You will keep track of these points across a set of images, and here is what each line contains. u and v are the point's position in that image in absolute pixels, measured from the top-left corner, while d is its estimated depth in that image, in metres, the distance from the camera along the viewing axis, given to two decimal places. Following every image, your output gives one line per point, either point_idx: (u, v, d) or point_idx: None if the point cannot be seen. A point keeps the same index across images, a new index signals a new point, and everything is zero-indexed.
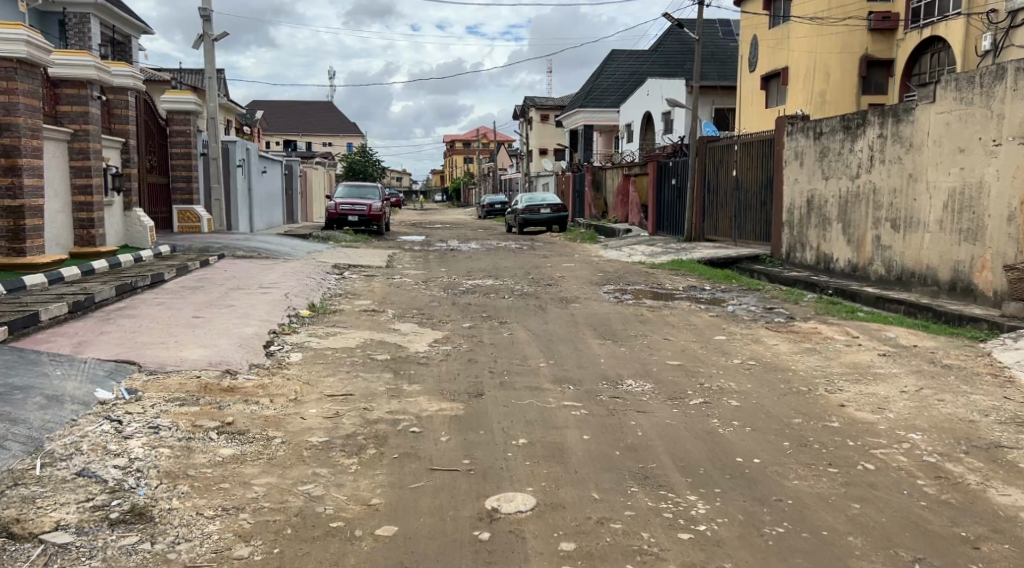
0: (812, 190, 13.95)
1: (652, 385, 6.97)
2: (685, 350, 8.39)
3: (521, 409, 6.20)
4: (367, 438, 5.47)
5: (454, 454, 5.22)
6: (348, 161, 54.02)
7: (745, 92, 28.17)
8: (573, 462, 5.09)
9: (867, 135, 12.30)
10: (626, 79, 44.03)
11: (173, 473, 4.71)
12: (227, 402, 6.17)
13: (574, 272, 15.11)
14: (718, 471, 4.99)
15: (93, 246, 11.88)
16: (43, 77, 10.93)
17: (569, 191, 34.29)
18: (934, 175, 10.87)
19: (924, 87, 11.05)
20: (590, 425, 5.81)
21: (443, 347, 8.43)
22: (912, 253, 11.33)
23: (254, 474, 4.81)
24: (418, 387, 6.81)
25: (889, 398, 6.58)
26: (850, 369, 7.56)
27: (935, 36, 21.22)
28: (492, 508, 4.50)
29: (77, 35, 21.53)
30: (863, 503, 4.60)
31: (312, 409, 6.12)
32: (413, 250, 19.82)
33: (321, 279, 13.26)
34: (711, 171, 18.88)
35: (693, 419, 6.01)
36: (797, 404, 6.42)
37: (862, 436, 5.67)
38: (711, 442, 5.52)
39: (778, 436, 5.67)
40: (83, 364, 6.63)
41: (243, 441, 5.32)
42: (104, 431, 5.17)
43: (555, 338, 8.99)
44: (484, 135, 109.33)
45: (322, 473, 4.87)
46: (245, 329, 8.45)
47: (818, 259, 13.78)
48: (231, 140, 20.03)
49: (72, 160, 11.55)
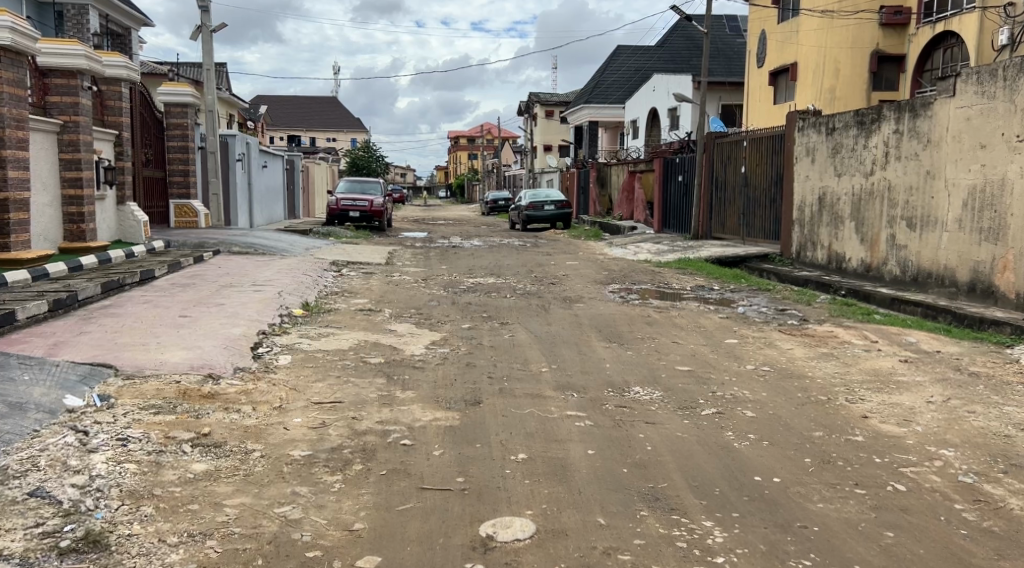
0: (824, 187, 13.50)
1: (661, 393, 6.55)
2: (695, 355, 7.94)
3: (521, 419, 5.78)
4: (353, 452, 5.05)
5: (447, 471, 4.79)
6: (352, 155, 53.61)
7: (753, 88, 27.65)
8: (576, 482, 4.66)
9: (882, 130, 11.85)
10: (631, 76, 43.63)
11: (137, 493, 4.29)
12: (206, 410, 5.77)
13: (577, 271, 14.67)
14: (736, 493, 4.56)
15: (83, 241, 11.45)
16: (32, 66, 10.49)
17: (574, 188, 33.83)
18: (953, 172, 10.42)
19: (943, 80, 10.61)
20: (596, 439, 5.38)
21: (440, 350, 8.02)
22: (929, 253, 10.89)
23: (227, 493, 4.39)
24: (411, 394, 6.39)
25: (915, 410, 6.14)
26: (870, 377, 7.12)
27: (948, 31, 20.80)
28: (487, 536, 4.07)
29: (76, 27, 21.11)
30: (897, 531, 4.17)
31: (297, 418, 5.70)
32: (415, 248, 19.13)
33: (318, 277, 12.86)
34: (719, 168, 18.46)
35: (706, 432, 5.58)
36: (818, 416, 5.99)
37: (889, 452, 5.24)
38: (728, 459, 5.09)
39: (798, 451, 5.24)
40: (55, 367, 6.23)
41: (217, 455, 4.90)
42: (68, 443, 4.75)
43: (558, 339, 8.60)
44: (489, 130, 108.96)
45: (302, 493, 4.45)
46: (233, 329, 8.06)
47: (830, 260, 13.32)
48: (231, 134, 19.64)
49: (62, 153, 11.15)
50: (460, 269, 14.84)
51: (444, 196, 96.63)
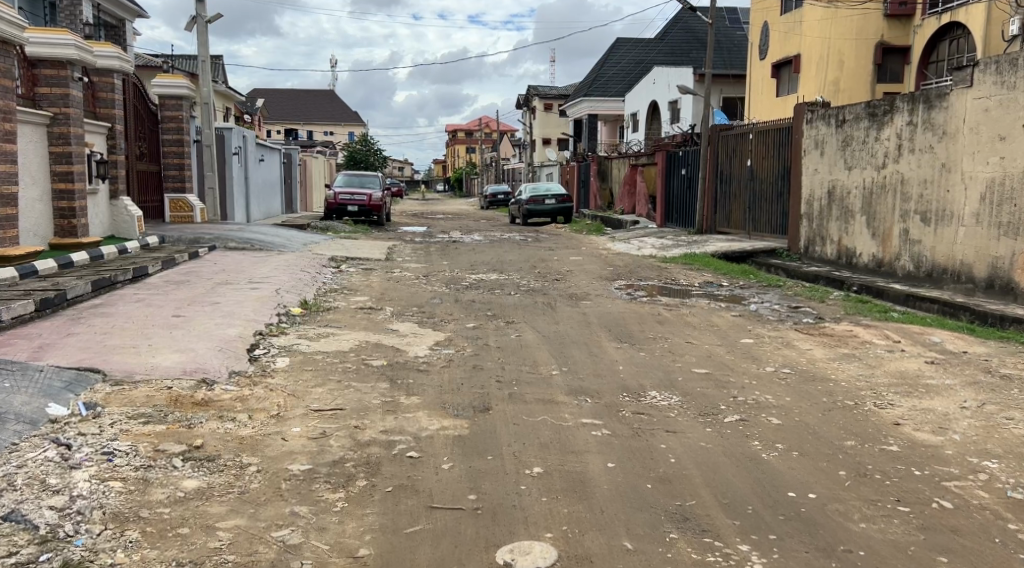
0: (833, 180, 13.14)
1: (679, 398, 6.20)
2: (711, 356, 7.59)
3: (533, 428, 5.43)
4: (357, 466, 4.71)
5: (458, 488, 4.46)
6: (350, 150, 53.11)
7: (756, 80, 27.23)
8: (598, 499, 4.34)
9: (895, 122, 11.50)
10: (631, 69, 43.30)
11: (121, 515, 3.97)
12: (199, 419, 5.42)
13: (581, 267, 14.33)
14: (770, 512, 4.24)
15: (74, 237, 11.08)
16: (20, 56, 10.11)
17: (574, 181, 33.44)
18: (970, 165, 10.08)
19: (960, 70, 10.27)
20: (615, 450, 5.03)
21: (444, 351, 7.67)
22: (945, 249, 10.54)
23: (221, 514, 4.07)
24: (415, 400, 6.05)
25: (950, 416, 5.79)
26: (897, 380, 6.76)
27: (954, 22, 20.41)
28: (505, 564, 3.77)
29: (69, 18, 20.43)
30: (951, 556, 3.87)
31: (295, 427, 5.36)
32: (414, 243, 18.80)
33: (317, 274, 12.52)
34: (725, 161, 18.09)
35: (732, 442, 5.24)
36: (848, 423, 5.64)
37: (929, 464, 4.90)
38: (758, 472, 4.75)
39: (831, 463, 4.90)
40: (38, 373, 5.88)
41: (210, 471, 4.55)
42: (48, 459, 4.41)
43: (566, 339, 8.25)
44: (488, 124, 108.57)
45: (302, 513, 4.12)
46: (228, 330, 7.71)
47: (841, 255, 12.98)
48: (226, 127, 19.24)
49: (52, 145, 10.78)
50: (461, 265, 14.48)
51: (443, 189, 96.26)
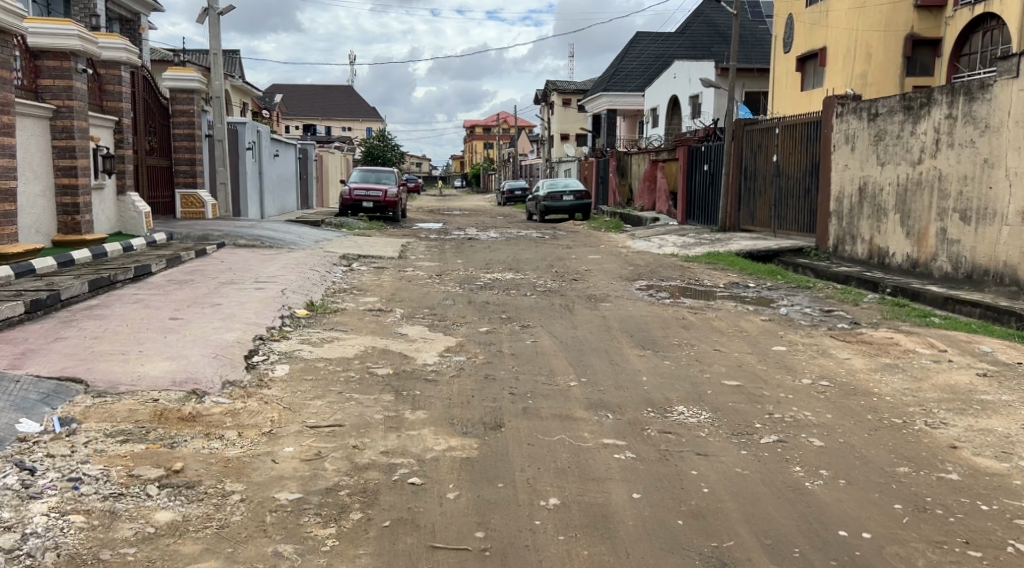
0: (865, 177, 12.50)
1: (710, 415, 5.65)
2: (741, 366, 7.02)
3: (550, 450, 4.91)
4: (352, 494, 4.22)
5: (465, 522, 3.97)
6: (368, 146, 52.71)
7: (779, 73, 26.56)
8: (624, 540, 3.86)
9: (933, 115, 10.87)
10: (651, 63, 42.72)
11: (78, 558, 3.59)
12: (183, 437, 4.93)
13: (601, 266, 13.76)
14: (820, 557, 3.77)
15: (76, 233, 10.65)
16: (20, 47, 9.65)
17: (593, 177, 32.86)
18: (1016, 161, 9.44)
19: (1006, 60, 9.62)
20: (642, 477, 4.50)
21: (454, 359, 7.15)
22: (987, 249, 9.93)
23: (192, 556, 3.65)
24: (422, 415, 5.53)
25: (1013, 439, 5.22)
26: (948, 395, 6.16)
27: (989, 13, 19.67)
28: None
29: (83, 12, 20.15)
30: None
31: (288, 447, 4.87)
32: (429, 240, 18.32)
33: (327, 273, 12.05)
34: (749, 156, 17.46)
35: (771, 468, 4.69)
36: (898, 446, 5.09)
37: (995, 496, 4.36)
38: (803, 505, 4.22)
39: (884, 494, 4.36)
40: (15, 383, 5.42)
41: (187, 500, 4.07)
42: (5, 486, 3.98)
43: (585, 346, 7.73)
44: (506, 119, 107.99)
45: (285, 554, 3.69)
46: (225, 336, 7.20)
47: (872, 254, 12.36)
48: (239, 122, 18.83)
49: (55, 140, 10.35)
50: (477, 264, 13.98)
51: (460, 185, 95.93)
